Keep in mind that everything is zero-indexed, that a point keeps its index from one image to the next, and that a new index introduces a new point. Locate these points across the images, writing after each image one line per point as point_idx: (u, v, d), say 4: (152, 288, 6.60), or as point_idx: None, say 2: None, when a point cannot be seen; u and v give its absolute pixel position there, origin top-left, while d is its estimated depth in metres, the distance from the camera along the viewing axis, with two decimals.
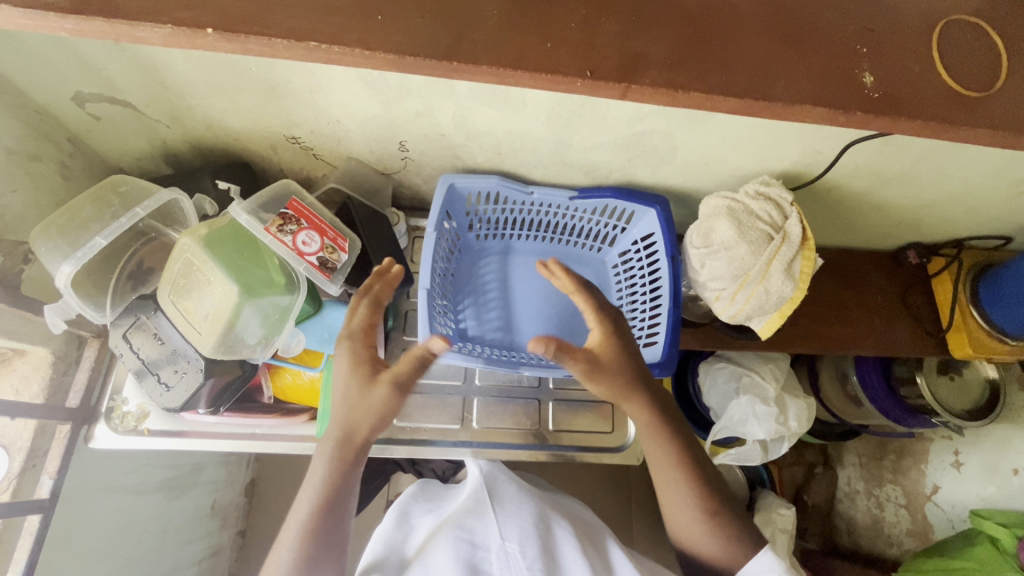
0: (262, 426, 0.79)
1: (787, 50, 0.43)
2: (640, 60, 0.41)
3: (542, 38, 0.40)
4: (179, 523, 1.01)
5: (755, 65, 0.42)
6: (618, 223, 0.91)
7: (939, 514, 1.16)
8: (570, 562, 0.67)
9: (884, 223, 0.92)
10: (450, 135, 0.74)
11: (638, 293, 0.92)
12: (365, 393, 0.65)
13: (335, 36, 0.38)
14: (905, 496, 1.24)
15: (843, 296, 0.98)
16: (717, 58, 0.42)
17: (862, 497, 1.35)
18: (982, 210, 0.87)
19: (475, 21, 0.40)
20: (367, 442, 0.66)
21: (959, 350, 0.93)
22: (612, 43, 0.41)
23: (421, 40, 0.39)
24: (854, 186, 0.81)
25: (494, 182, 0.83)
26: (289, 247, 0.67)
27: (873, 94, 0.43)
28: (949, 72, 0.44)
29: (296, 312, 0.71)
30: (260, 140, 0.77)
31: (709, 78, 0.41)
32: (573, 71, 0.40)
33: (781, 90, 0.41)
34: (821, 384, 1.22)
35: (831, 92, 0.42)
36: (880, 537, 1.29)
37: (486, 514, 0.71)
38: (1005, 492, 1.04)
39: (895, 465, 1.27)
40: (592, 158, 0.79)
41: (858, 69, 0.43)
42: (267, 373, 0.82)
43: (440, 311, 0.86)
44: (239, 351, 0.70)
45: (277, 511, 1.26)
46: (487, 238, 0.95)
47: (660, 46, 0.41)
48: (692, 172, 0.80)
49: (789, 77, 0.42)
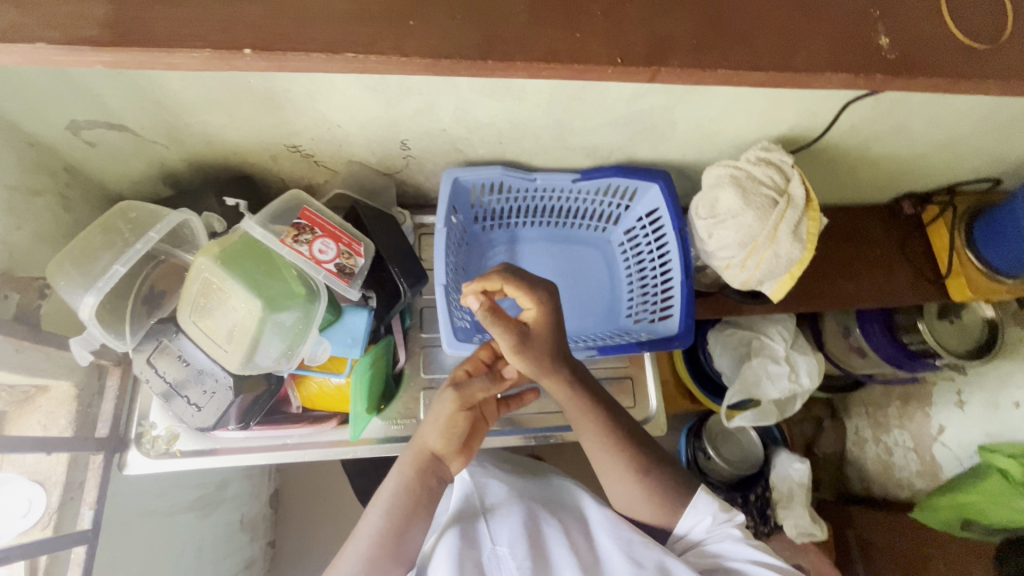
0: (293, 436, 0.80)
1: (800, 16, 0.44)
2: (666, 43, 0.41)
3: (570, 31, 0.41)
4: (213, 539, 1.02)
5: (776, 38, 0.43)
6: (621, 202, 0.92)
7: (947, 453, 1.21)
8: (560, 559, 0.69)
9: (880, 176, 0.95)
10: (451, 129, 0.74)
11: (647, 269, 0.93)
12: (457, 436, 0.74)
13: (372, 46, 0.39)
14: (913, 440, 1.29)
15: (844, 253, 1.05)
16: (739, 37, 0.43)
17: (870, 445, 1.42)
18: (976, 153, 0.89)
19: (508, 18, 0.40)
20: (436, 481, 0.73)
21: (958, 293, 1.01)
22: (639, 30, 0.42)
23: (459, 42, 0.39)
24: (850, 143, 0.82)
25: (498, 173, 0.83)
26: (306, 257, 0.66)
27: (890, 57, 0.43)
28: (956, 27, 0.45)
29: (319, 321, 0.69)
30: (260, 151, 0.77)
31: (735, 55, 0.42)
32: (607, 61, 0.40)
33: (803, 60, 0.43)
34: (824, 338, 1.29)
35: (844, 56, 0.43)
36: (892, 481, 1.36)
37: (477, 522, 0.75)
38: (1008, 426, 1.09)
39: (901, 411, 1.33)
40: (592, 139, 0.80)
41: (875, 33, 0.44)
42: (292, 384, 0.80)
43: (456, 305, 0.86)
44: (279, 365, 0.69)
45: (306, 516, 1.28)
46: (493, 228, 0.95)
47: (684, 26, 0.42)
48: (692, 144, 0.81)
49: (809, 46, 0.43)
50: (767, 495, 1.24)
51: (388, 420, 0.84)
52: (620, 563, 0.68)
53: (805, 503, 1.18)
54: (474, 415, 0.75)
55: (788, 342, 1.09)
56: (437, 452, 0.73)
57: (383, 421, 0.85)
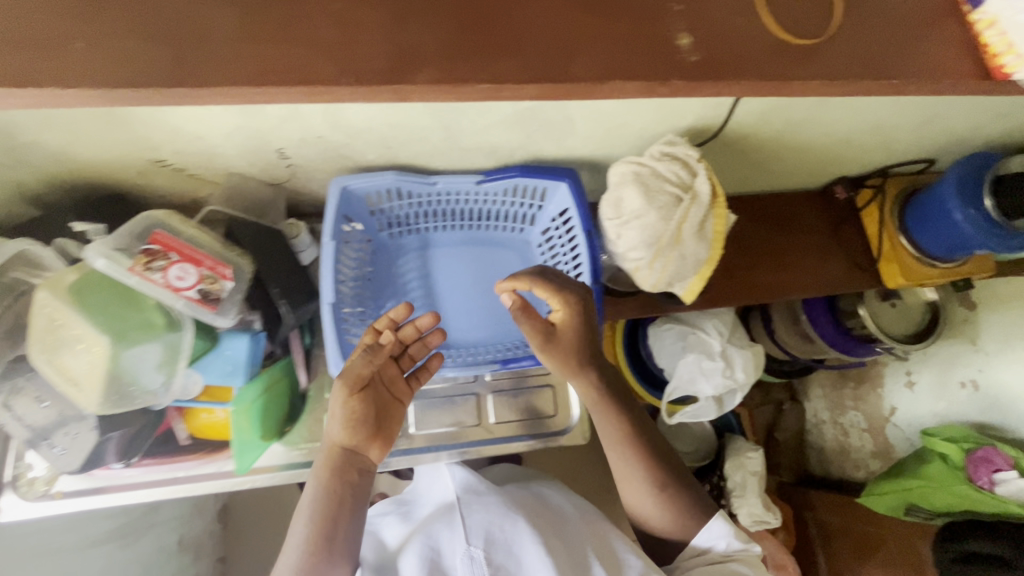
0: (182, 469, 0.76)
1: (580, 20, 0.45)
2: (413, 58, 0.43)
3: (328, 61, 0.42)
4: (142, 566, 0.98)
5: (549, 48, 0.44)
6: (533, 202, 0.87)
7: (899, 434, 1.21)
8: (534, 565, 0.63)
9: (806, 161, 0.90)
10: (329, 135, 0.69)
11: (563, 271, 0.89)
12: (360, 426, 0.68)
13: (158, 86, 0.41)
14: (867, 421, 1.29)
15: (776, 242, 1.01)
16: (506, 46, 0.44)
17: (828, 427, 1.41)
18: (900, 135, 0.86)
19: (291, 60, 0.42)
20: (357, 474, 0.68)
21: (891, 279, 0.98)
22: (378, 41, 0.43)
23: (239, 71, 0.41)
24: (766, 130, 0.78)
25: (391, 179, 0.78)
26: (161, 285, 0.60)
27: (688, 59, 0.45)
28: (782, 26, 0.47)
29: (188, 350, 0.65)
30: (123, 167, 0.70)
31: (502, 68, 0.44)
32: (338, 83, 0.42)
33: (580, 66, 0.44)
34: (774, 324, 1.25)
35: (646, 60, 0.45)
36: (848, 461, 1.36)
37: (454, 521, 0.68)
38: (955, 404, 1.09)
39: (856, 392, 1.32)
40: (488, 139, 0.74)
41: (672, 33, 0.46)
42: (178, 416, 0.75)
43: (351, 320, 0.81)
44: (149, 398, 0.65)
45: (253, 534, 1.21)
46: (401, 234, 0.90)
47: (435, 37, 0.44)
48: (598, 139, 0.76)
49: (590, 53, 0.45)
50: (721, 484, 1.21)
51: (289, 446, 0.80)
52: None
53: (758, 491, 1.17)
54: (373, 396, 0.69)
55: (724, 336, 1.05)
56: (346, 445, 0.68)
57: (285, 447, 0.81)
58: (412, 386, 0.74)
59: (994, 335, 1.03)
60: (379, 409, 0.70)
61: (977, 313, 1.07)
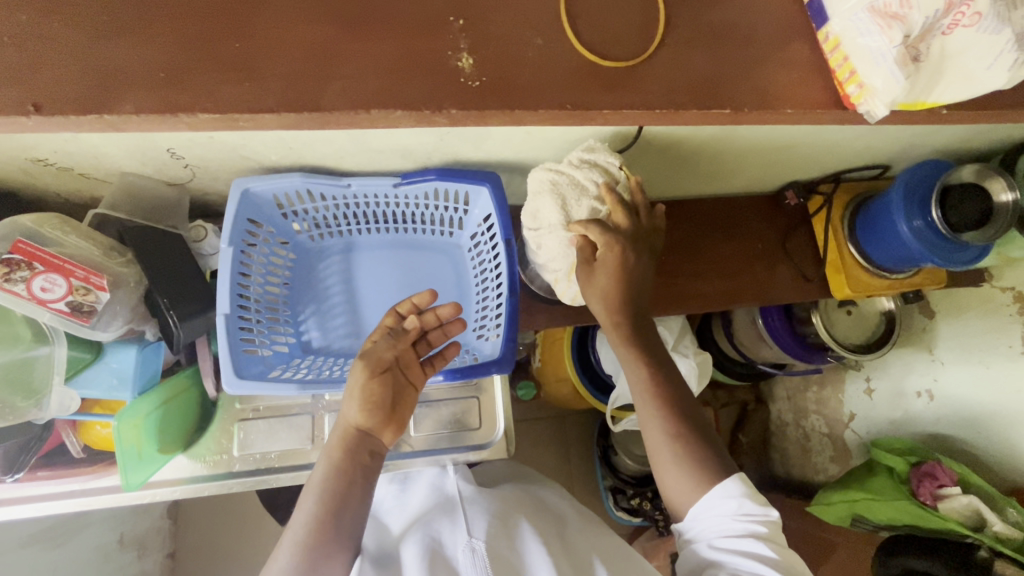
0: (79, 484, 0.72)
1: (342, 34, 0.45)
2: (170, 78, 0.43)
3: (112, 48, 0.43)
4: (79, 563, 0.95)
5: (300, 62, 0.44)
6: (457, 205, 0.83)
7: (856, 440, 1.17)
8: (534, 559, 0.64)
9: (750, 166, 0.87)
10: (220, 137, 0.63)
11: (488, 279, 0.85)
12: (381, 407, 0.66)
13: None
14: (827, 426, 1.25)
15: (721, 249, 0.97)
16: (242, 69, 0.44)
17: (790, 429, 1.37)
18: (846, 142, 0.81)
19: (97, 72, 0.43)
20: (369, 456, 0.66)
21: (839, 291, 0.93)
22: (136, 61, 0.43)
23: (56, 95, 0.42)
24: (701, 135, 0.73)
25: (298, 181, 0.73)
26: (25, 297, 0.58)
27: (469, 84, 0.46)
28: (581, 43, 0.48)
29: (64, 362, 0.64)
30: (3, 167, 0.65)
31: (269, 87, 0.44)
32: (100, 109, 0.42)
33: (329, 98, 0.44)
34: (735, 326, 1.22)
35: (441, 87, 0.46)
36: (809, 465, 1.31)
37: (456, 516, 0.70)
38: (909, 413, 1.06)
39: (818, 396, 1.28)
40: (401, 142, 0.69)
41: (451, 56, 0.46)
42: (70, 428, 0.73)
43: (257, 330, 0.78)
44: (22, 412, 0.62)
45: (205, 526, 1.20)
46: (324, 236, 0.86)
47: (167, 55, 0.43)
48: (520, 142, 0.71)
49: (345, 77, 0.45)
50: None
51: (194, 458, 0.77)
52: None
53: None
54: (393, 380, 0.67)
55: (666, 344, 1.02)
56: (361, 427, 0.66)
57: (190, 459, 0.77)
58: (426, 371, 0.71)
59: (949, 346, 0.99)
60: (399, 391, 0.68)
61: (935, 322, 1.02)
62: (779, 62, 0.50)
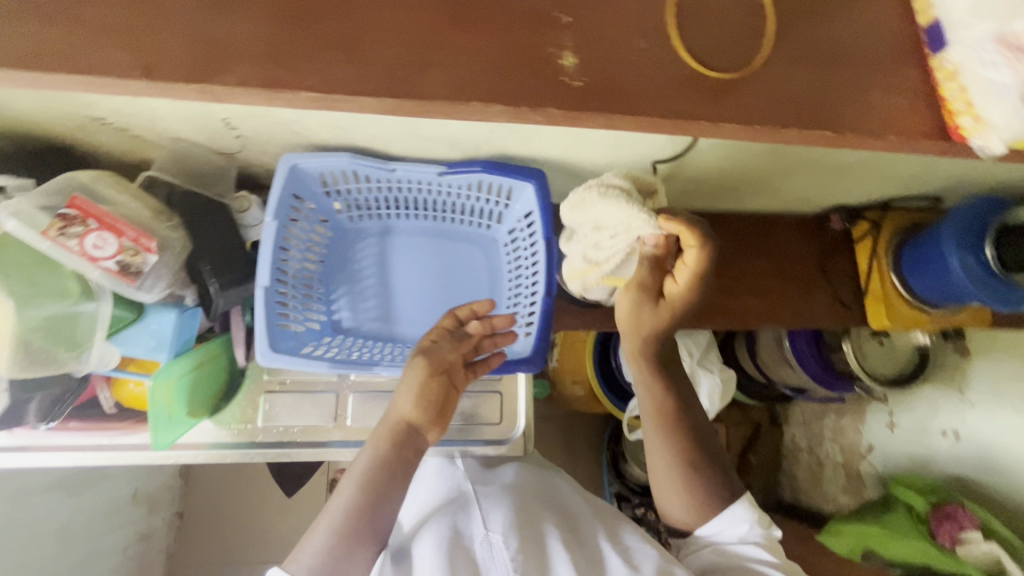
0: (107, 438, 0.74)
1: (439, 24, 0.45)
2: (241, 49, 0.42)
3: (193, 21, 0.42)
4: (91, 516, 0.97)
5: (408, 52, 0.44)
6: (499, 199, 0.82)
7: (871, 471, 1.15)
8: (553, 559, 0.64)
9: (799, 185, 0.85)
10: (274, 110, 0.63)
11: (524, 275, 0.85)
12: (434, 405, 0.67)
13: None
14: (842, 455, 1.23)
15: (758, 268, 0.95)
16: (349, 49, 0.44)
17: (804, 455, 1.34)
18: (902, 170, 0.79)
19: (164, 43, 0.42)
20: (414, 454, 0.66)
21: (877, 320, 0.91)
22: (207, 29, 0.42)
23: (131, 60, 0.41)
24: (753, 148, 0.71)
25: (346, 162, 0.73)
26: (76, 253, 0.59)
27: (574, 83, 0.45)
28: (693, 50, 0.47)
29: (107, 320, 0.65)
30: (62, 122, 0.66)
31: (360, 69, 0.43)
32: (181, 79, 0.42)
33: (432, 84, 0.44)
34: (758, 345, 1.20)
35: (511, 85, 0.45)
36: (818, 493, 1.28)
37: (470, 508, 0.71)
38: (930, 451, 1.03)
39: (835, 424, 1.25)
40: (451, 130, 0.69)
41: (557, 50, 0.45)
42: (105, 384, 0.75)
43: (293, 306, 0.79)
44: (64, 364, 0.63)
45: (214, 490, 1.21)
46: (363, 218, 0.86)
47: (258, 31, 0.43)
48: (570, 142, 0.70)
49: (442, 63, 0.44)
50: None
51: (220, 425, 0.78)
52: (616, 563, 0.65)
53: None
54: (447, 384, 0.68)
55: (693, 357, 1.00)
56: (413, 424, 0.66)
57: (215, 425, 0.78)
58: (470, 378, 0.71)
59: (981, 387, 0.96)
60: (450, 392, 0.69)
61: (968, 361, 0.99)
62: (882, 89, 0.49)
